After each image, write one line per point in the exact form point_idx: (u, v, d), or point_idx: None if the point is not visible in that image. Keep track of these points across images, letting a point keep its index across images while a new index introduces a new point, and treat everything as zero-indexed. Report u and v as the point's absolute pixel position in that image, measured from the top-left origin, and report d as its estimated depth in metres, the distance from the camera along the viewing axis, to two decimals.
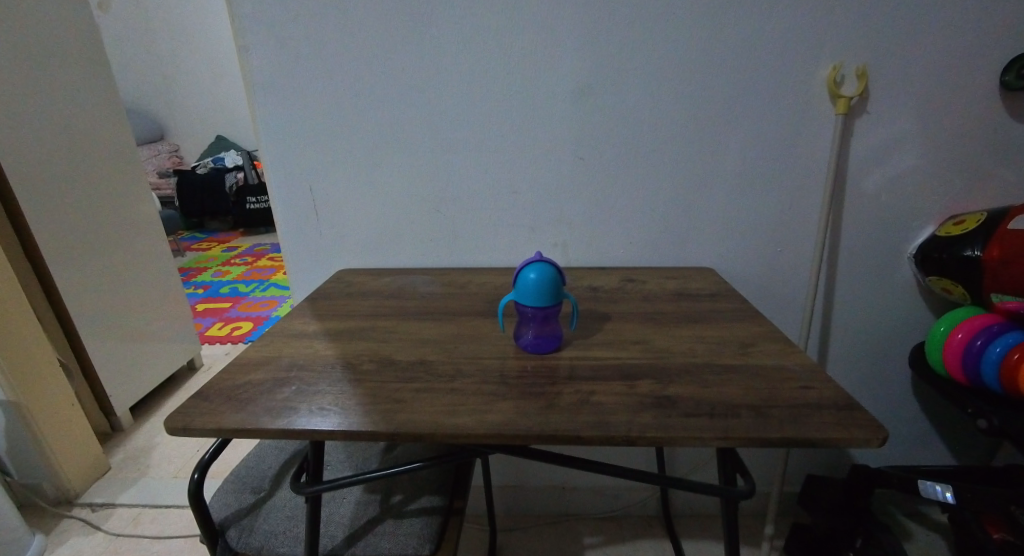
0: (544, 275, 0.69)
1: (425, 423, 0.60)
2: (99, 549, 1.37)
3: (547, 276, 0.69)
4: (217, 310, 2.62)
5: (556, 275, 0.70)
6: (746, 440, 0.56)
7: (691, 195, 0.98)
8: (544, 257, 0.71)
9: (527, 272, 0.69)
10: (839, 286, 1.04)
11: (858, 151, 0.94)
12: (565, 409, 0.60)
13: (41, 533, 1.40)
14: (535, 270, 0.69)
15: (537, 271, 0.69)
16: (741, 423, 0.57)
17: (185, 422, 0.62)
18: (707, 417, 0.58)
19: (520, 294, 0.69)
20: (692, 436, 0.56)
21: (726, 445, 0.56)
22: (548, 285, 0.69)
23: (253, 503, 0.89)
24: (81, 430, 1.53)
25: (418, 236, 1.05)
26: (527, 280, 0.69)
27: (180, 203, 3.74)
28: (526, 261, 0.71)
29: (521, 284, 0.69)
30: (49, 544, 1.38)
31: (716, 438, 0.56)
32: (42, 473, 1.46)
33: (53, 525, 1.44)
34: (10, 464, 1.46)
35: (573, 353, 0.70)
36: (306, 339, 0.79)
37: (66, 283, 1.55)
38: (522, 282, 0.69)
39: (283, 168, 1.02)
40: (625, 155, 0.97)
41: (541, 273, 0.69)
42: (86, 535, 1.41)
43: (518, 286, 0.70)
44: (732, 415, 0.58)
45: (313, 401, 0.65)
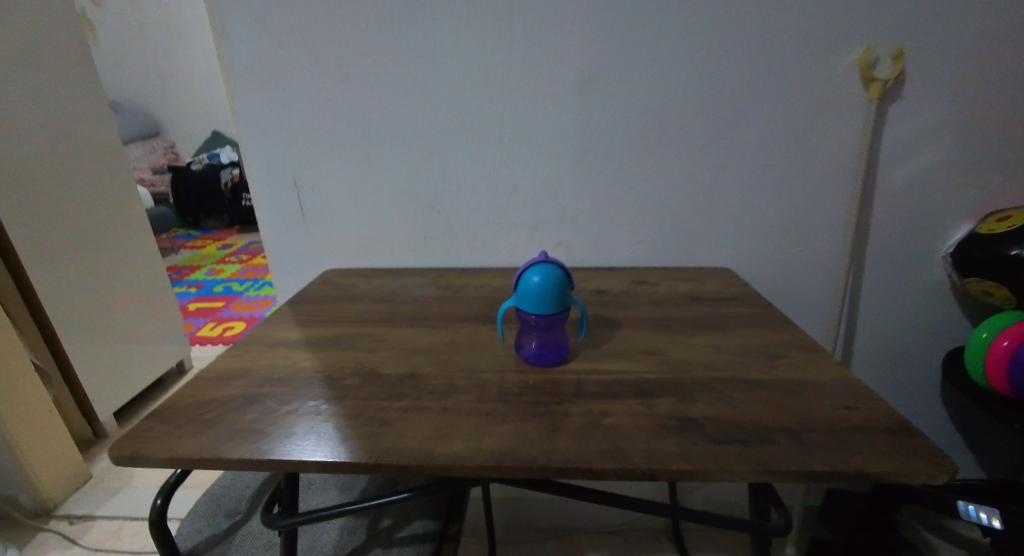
0: (549, 279, 0.61)
1: (411, 451, 0.52)
2: None
3: (553, 280, 0.61)
4: (208, 309, 2.54)
5: (563, 278, 0.62)
6: (786, 473, 0.48)
7: (707, 189, 0.90)
8: (550, 257, 0.63)
9: (529, 274, 0.61)
10: (866, 288, 0.96)
11: (891, 141, 0.86)
12: (573, 434, 0.52)
13: (15, 548, 1.32)
14: (538, 271, 0.61)
15: (541, 273, 0.61)
16: (778, 452, 0.49)
17: (135, 450, 0.54)
18: (739, 445, 0.50)
19: (522, 299, 0.61)
20: (723, 469, 0.48)
21: (762, 479, 0.48)
22: (553, 290, 0.60)
23: (227, 529, 0.84)
24: (60, 439, 1.45)
25: (412, 233, 0.97)
26: (530, 283, 0.61)
27: (175, 199, 3.66)
28: (529, 262, 0.63)
29: (522, 288, 0.61)
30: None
31: (751, 471, 0.48)
32: (18, 484, 1.38)
33: (29, 539, 1.36)
34: None
35: (581, 366, 0.62)
36: (283, 348, 0.71)
37: (44, 283, 1.46)
38: (523, 285, 0.61)
39: (264, 160, 0.94)
40: (636, 146, 0.88)
41: (545, 276, 0.61)
42: (63, 550, 1.33)
43: (520, 289, 0.62)
44: (768, 441, 0.50)
45: (285, 423, 0.57)
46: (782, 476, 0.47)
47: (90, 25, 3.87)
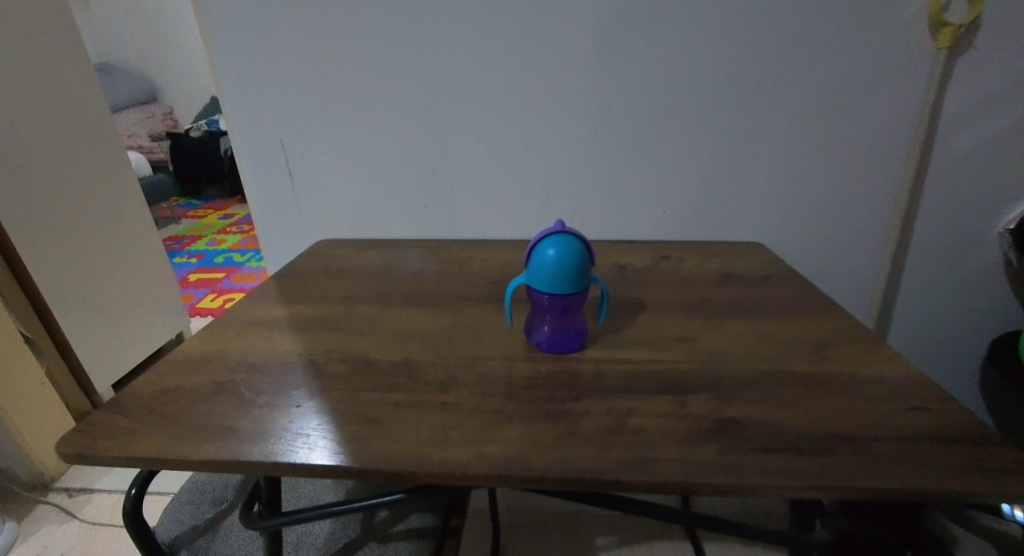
0: (565, 254, 0.52)
1: (403, 455, 0.44)
2: (74, 539, 1.25)
3: (570, 255, 0.52)
4: (209, 280, 2.47)
5: (583, 254, 0.53)
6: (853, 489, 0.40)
7: (741, 154, 0.80)
8: (569, 229, 0.54)
9: (543, 248, 0.53)
10: (912, 267, 0.86)
11: (955, 100, 0.76)
12: (592, 438, 0.44)
13: (13, 520, 1.29)
14: (553, 245, 0.53)
15: (557, 247, 0.52)
16: (840, 462, 0.41)
17: (87, 448, 0.47)
18: (791, 455, 0.42)
19: (534, 276, 0.53)
20: (775, 483, 0.40)
21: (821, 496, 0.39)
22: (570, 267, 0.52)
23: (211, 520, 0.78)
24: (55, 414, 1.39)
25: (411, 202, 0.89)
26: (544, 258, 0.52)
27: (174, 167, 3.56)
28: (544, 233, 0.54)
29: (534, 262, 0.53)
30: (20, 533, 1.27)
31: (807, 486, 0.40)
32: (13, 457, 1.33)
33: (26, 512, 1.32)
34: None
35: (600, 355, 0.55)
36: (265, 329, 0.63)
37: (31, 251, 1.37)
38: (536, 259, 0.53)
39: (248, 120, 0.85)
40: (663, 104, 0.79)
41: (561, 250, 0.52)
42: (60, 523, 1.29)
43: (532, 265, 0.53)
44: (826, 448, 0.42)
45: (259, 416, 0.50)
46: (848, 492, 0.40)
47: None
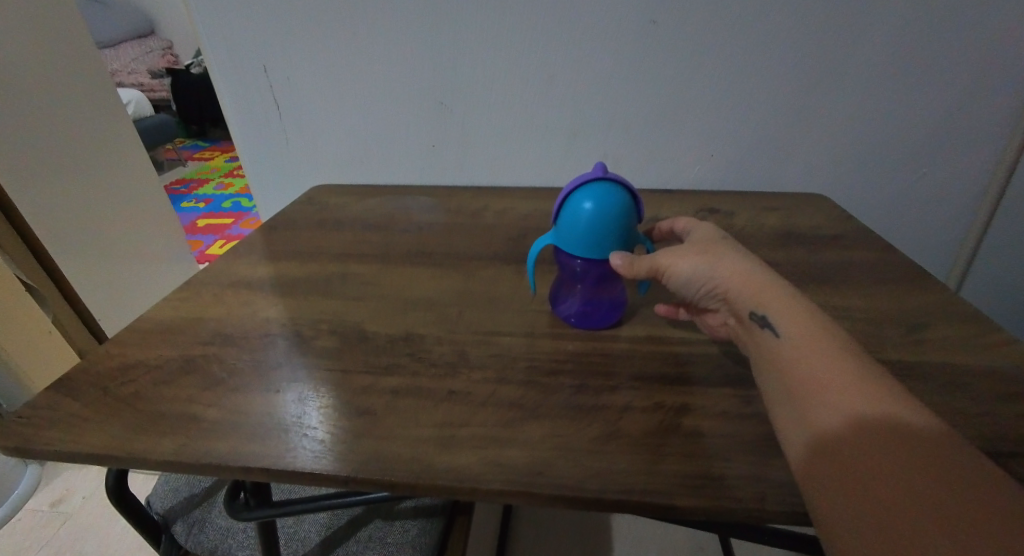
0: (606, 207, 0.42)
1: (403, 459, 0.36)
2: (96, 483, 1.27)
3: (612, 209, 0.42)
4: (217, 225, 2.39)
5: (627, 208, 0.43)
6: (897, 547, 0.28)
7: (813, 89, 0.67)
8: (611, 175, 0.43)
9: (579, 198, 0.42)
10: (998, 229, 0.73)
11: None
12: (636, 444, 0.36)
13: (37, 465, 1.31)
14: (590, 195, 0.42)
15: (595, 198, 0.42)
16: (901, 504, 0.29)
17: (24, 437, 0.39)
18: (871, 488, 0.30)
19: (565, 233, 0.43)
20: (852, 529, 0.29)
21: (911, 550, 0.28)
22: (611, 224, 0.42)
23: (207, 489, 0.71)
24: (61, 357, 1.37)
25: (417, 143, 0.78)
26: (580, 212, 0.42)
27: (176, 105, 3.42)
28: (580, 179, 0.44)
29: (566, 215, 0.43)
30: (43, 476, 1.29)
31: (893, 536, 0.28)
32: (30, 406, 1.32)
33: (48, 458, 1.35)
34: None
35: (642, 334, 0.46)
36: (245, 291, 0.54)
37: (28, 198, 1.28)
38: (568, 212, 0.43)
39: (226, 45, 0.72)
40: (719, 26, 0.64)
41: (601, 203, 0.42)
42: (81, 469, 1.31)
43: (564, 221, 0.43)
44: (890, 478, 0.30)
45: (231, 403, 0.41)
46: (890, 553, 0.28)
47: None
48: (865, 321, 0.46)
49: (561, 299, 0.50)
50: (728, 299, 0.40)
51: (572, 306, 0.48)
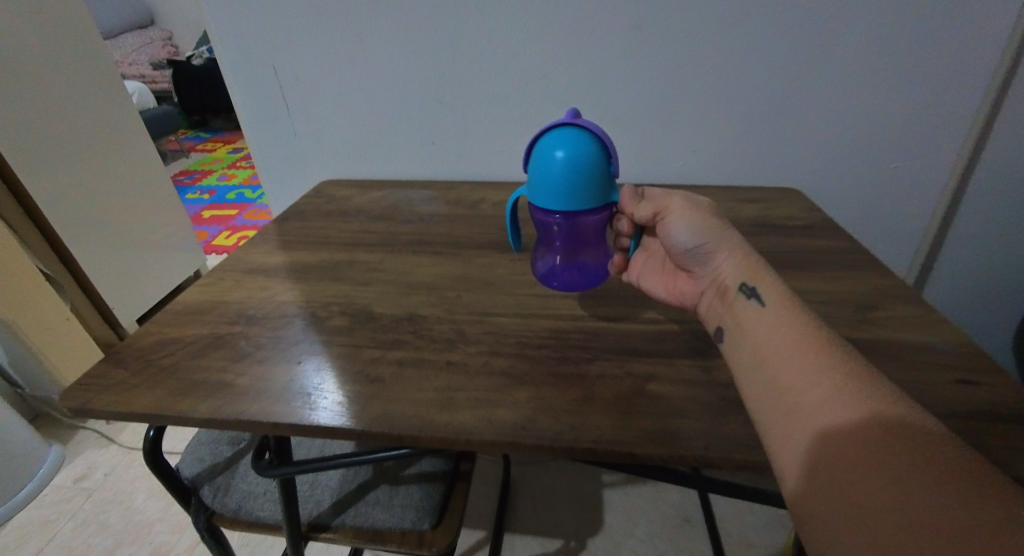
0: (579, 150, 0.47)
1: (408, 417, 0.42)
2: (114, 461, 1.34)
3: (585, 154, 0.47)
4: (222, 216, 2.44)
5: (601, 157, 0.48)
6: (822, 489, 0.34)
7: (784, 90, 0.71)
8: (583, 122, 0.49)
9: (552, 140, 0.48)
10: (962, 220, 0.78)
11: None
12: (609, 404, 0.41)
13: (58, 444, 1.37)
14: (561, 138, 0.48)
15: (566, 142, 0.48)
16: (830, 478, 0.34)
17: (85, 402, 0.45)
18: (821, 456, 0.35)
19: (536, 175, 0.49)
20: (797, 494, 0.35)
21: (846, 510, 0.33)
22: (583, 166, 0.47)
23: (230, 458, 0.79)
24: (85, 347, 1.41)
25: (418, 138, 0.83)
26: (554, 159, 0.47)
27: (177, 97, 3.45)
28: (558, 132, 0.49)
29: (536, 158, 0.49)
30: (66, 455, 1.35)
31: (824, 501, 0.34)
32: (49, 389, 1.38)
33: (69, 436, 1.41)
34: (18, 379, 1.38)
35: (617, 314, 0.51)
36: (264, 276, 0.60)
37: (41, 190, 1.34)
38: (539, 154, 0.49)
39: (237, 44, 0.78)
40: (698, 28, 0.69)
41: (572, 144, 0.47)
42: (101, 447, 1.38)
43: (540, 169, 0.48)
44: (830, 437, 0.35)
45: (257, 372, 0.47)
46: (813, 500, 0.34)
47: None
48: (821, 302, 0.52)
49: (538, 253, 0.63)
50: (720, 273, 0.46)
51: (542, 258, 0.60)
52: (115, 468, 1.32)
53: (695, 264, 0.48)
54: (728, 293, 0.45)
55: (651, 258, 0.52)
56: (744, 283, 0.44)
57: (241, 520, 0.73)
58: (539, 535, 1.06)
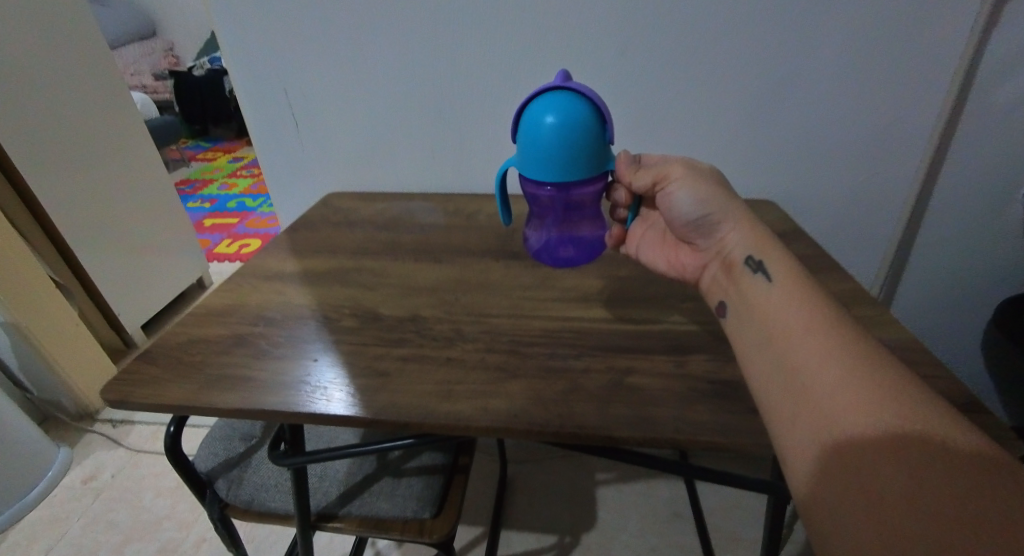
0: (570, 110, 0.52)
1: (413, 406, 0.47)
2: (121, 463, 1.37)
3: (577, 113, 0.52)
4: (223, 224, 2.49)
5: (595, 117, 0.53)
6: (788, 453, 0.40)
7: (758, 109, 0.77)
8: (573, 85, 0.54)
9: (542, 104, 0.53)
10: (927, 230, 0.83)
11: (993, 56, 0.70)
12: (591, 393, 0.47)
13: (66, 446, 1.40)
14: (553, 101, 0.52)
15: (557, 104, 0.52)
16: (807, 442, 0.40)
17: (123, 395, 0.51)
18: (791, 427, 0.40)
19: (527, 140, 0.54)
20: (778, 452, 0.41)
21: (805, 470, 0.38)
22: (578, 126, 0.52)
23: (243, 453, 0.84)
24: (93, 350, 1.46)
25: (419, 153, 0.88)
26: (544, 125, 0.52)
27: (179, 107, 3.51)
28: (550, 98, 0.53)
29: (527, 124, 0.54)
30: (75, 457, 1.39)
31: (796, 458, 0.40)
32: (60, 392, 1.43)
33: (76, 439, 1.44)
34: (28, 383, 1.43)
35: (603, 314, 0.56)
36: (278, 282, 0.65)
37: (50, 200, 1.39)
38: (529, 119, 0.54)
39: (249, 66, 0.83)
40: (677, 53, 0.74)
41: (563, 105, 0.52)
42: (108, 450, 1.41)
43: (532, 133, 0.53)
44: (798, 420, 0.40)
45: (276, 368, 0.52)
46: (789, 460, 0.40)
47: None
48: None
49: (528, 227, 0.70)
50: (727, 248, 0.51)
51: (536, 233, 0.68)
52: (122, 469, 1.35)
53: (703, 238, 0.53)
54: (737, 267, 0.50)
55: (652, 229, 0.59)
56: (752, 258, 0.49)
57: (253, 510, 0.78)
58: (535, 531, 1.10)
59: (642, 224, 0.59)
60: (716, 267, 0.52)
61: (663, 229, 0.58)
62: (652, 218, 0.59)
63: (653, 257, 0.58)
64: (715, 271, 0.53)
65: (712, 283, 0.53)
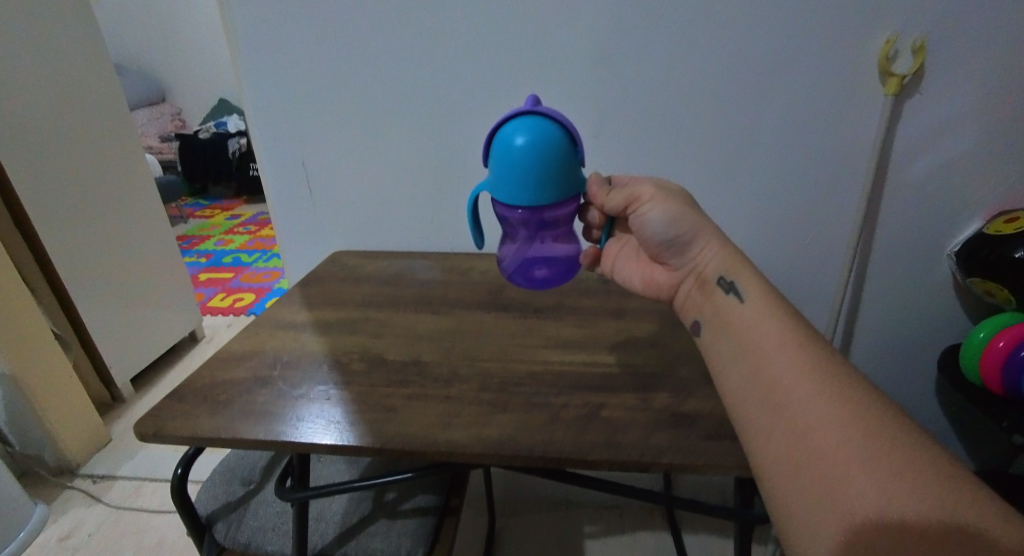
0: (542, 131, 0.56)
1: (417, 436, 0.55)
2: (100, 521, 1.31)
3: (549, 134, 0.56)
4: (219, 279, 2.55)
5: (565, 138, 0.57)
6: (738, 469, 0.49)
7: (716, 182, 0.89)
8: (542, 110, 0.58)
9: (513, 127, 0.57)
10: (870, 288, 0.94)
11: (903, 141, 0.83)
12: (570, 424, 0.55)
13: (42, 503, 1.34)
14: (524, 124, 0.57)
15: (528, 126, 0.57)
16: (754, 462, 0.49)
17: (156, 428, 0.57)
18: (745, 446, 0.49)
19: (501, 162, 0.57)
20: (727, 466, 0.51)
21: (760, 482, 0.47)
22: (548, 146, 0.56)
23: (243, 496, 0.84)
24: (83, 401, 1.45)
25: (418, 217, 0.98)
26: (514, 148, 0.56)
27: (182, 167, 3.65)
28: (520, 122, 0.57)
29: (500, 146, 0.58)
30: (51, 515, 1.33)
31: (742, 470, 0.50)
32: (41, 444, 1.38)
33: (54, 495, 1.38)
34: (12, 438, 1.38)
35: (580, 358, 0.65)
36: (293, 330, 0.73)
37: (58, 252, 1.46)
38: (502, 142, 0.58)
39: (268, 140, 0.94)
40: (643, 136, 0.87)
41: (534, 128, 0.57)
42: (87, 506, 1.35)
43: (504, 156, 0.57)
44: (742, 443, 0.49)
45: (293, 404, 0.60)
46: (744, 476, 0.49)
47: None
48: None
49: (501, 244, 0.73)
50: (702, 267, 0.59)
51: (509, 252, 0.71)
52: (100, 527, 1.29)
53: (677, 259, 0.60)
54: (711, 285, 0.57)
55: (626, 247, 0.66)
56: (725, 277, 0.56)
57: (251, 552, 0.79)
58: None
59: (616, 243, 0.67)
60: (690, 283, 0.60)
61: (637, 247, 0.66)
62: (626, 238, 0.67)
63: (631, 275, 0.65)
64: (689, 287, 0.61)
65: (687, 298, 0.61)
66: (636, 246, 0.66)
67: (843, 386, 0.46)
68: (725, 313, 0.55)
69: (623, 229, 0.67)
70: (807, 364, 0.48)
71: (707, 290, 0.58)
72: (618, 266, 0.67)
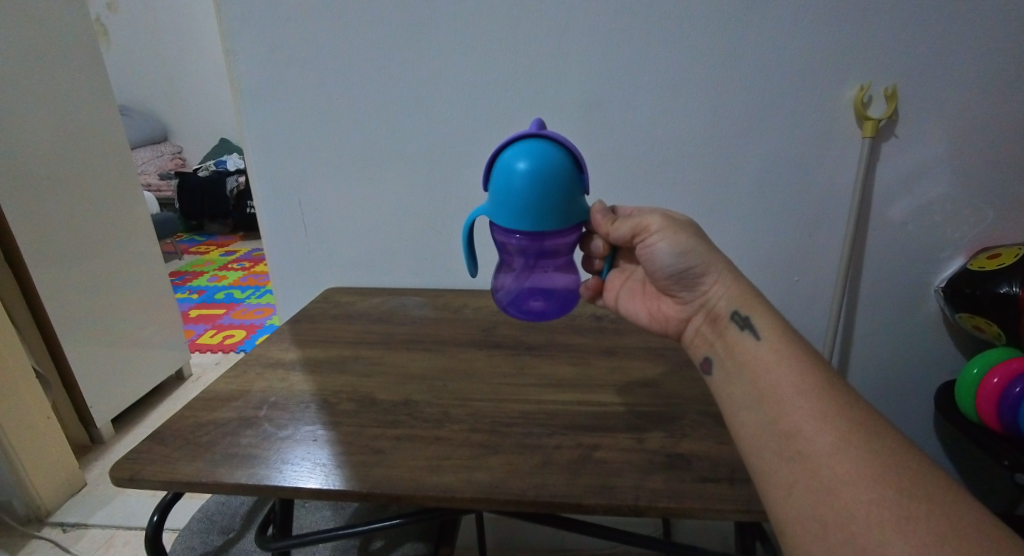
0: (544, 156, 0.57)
1: (404, 480, 0.53)
2: None
3: (550, 159, 0.57)
4: (210, 316, 2.53)
5: (569, 163, 0.58)
6: None
7: (706, 218, 0.89)
8: (548, 135, 0.59)
9: (515, 153, 0.58)
10: (862, 325, 0.93)
11: (883, 182, 0.85)
12: (563, 467, 0.54)
13: None
14: (525, 149, 0.57)
15: (530, 152, 0.57)
16: None
17: (133, 472, 0.55)
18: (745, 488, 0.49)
19: (500, 187, 0.58)
20: (721, 510, 0.49)
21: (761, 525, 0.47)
22: (551, 172, 0.56)
23: (220, 547, 0.79)
24: (57, 444, 1.40)
25: (410, 253, 0.98)
26: (516, 172, 0.57)
27: (180, 205, 3.66)
28: (522, 145, 0.58)
29: (501, 171, 0.58)
30: None
31: (735, 510, 0.49)
32: (11, 490, 1.33)
33: (20, 546, 1.31)
34: None
35: (575, 397, 0.64)
36: (281, 369, 0.72)
37: (46, 290, 1.45)
38: (502, 166, 0.58)
39: (263, 178, 0.95)
40: (632, 174, 0.88)
41: (536, 153, 0.57)
42: None
43: (504, 180, 0.57)
44: None
45: (278, 446, 0.58)
46: None
47: (105, 31, 3.91)
48: None
49: (496, 275, 0.73)
50: (714, 301, 0.58)
51: (506, 283, 0.71)
52: None
53: (687, 290, 0.60)
54: (725, 321, 0.57)
55: (632, 280, 0.66)
56: (738, 312, 0.56)
57: None
58: None
59: (621, 274, 0.67)
60: (700, 319, 0.60)
61: (642, 280, 0.66)
62: (630, 270, 0.67)
63: (637, 308, 0.65)
64: (699, 321, 0.60)
65: (697, 333, 0.60)
66: (641, 278, 0.66)
67: (834, 428, 0.46)
68: (738, 351, 0.54)
69: (628, 260, 0.67)
70: (798, 406, 0.48)
71: (719, 327, 0.57)
72: (622, 300, 0.66)
